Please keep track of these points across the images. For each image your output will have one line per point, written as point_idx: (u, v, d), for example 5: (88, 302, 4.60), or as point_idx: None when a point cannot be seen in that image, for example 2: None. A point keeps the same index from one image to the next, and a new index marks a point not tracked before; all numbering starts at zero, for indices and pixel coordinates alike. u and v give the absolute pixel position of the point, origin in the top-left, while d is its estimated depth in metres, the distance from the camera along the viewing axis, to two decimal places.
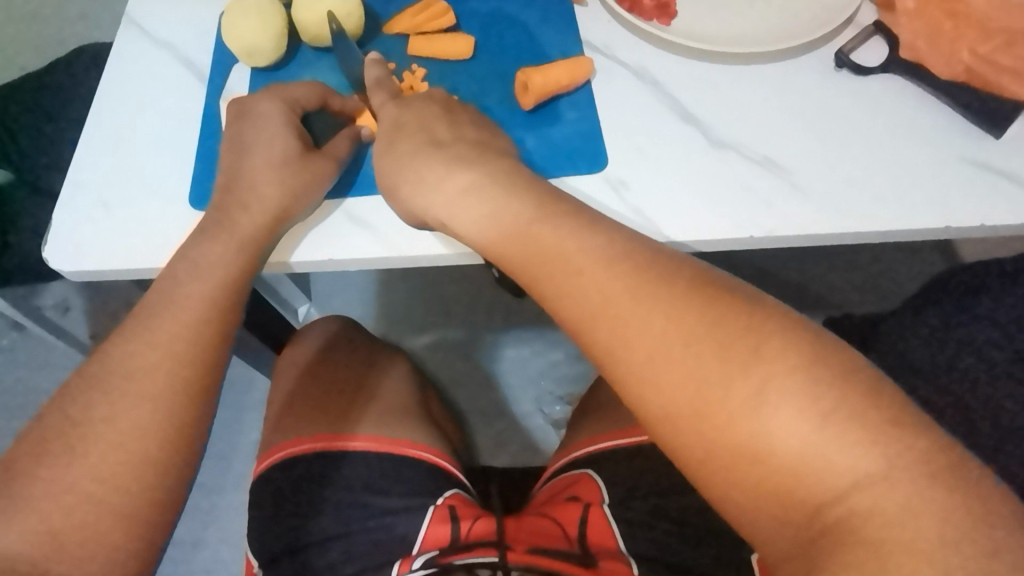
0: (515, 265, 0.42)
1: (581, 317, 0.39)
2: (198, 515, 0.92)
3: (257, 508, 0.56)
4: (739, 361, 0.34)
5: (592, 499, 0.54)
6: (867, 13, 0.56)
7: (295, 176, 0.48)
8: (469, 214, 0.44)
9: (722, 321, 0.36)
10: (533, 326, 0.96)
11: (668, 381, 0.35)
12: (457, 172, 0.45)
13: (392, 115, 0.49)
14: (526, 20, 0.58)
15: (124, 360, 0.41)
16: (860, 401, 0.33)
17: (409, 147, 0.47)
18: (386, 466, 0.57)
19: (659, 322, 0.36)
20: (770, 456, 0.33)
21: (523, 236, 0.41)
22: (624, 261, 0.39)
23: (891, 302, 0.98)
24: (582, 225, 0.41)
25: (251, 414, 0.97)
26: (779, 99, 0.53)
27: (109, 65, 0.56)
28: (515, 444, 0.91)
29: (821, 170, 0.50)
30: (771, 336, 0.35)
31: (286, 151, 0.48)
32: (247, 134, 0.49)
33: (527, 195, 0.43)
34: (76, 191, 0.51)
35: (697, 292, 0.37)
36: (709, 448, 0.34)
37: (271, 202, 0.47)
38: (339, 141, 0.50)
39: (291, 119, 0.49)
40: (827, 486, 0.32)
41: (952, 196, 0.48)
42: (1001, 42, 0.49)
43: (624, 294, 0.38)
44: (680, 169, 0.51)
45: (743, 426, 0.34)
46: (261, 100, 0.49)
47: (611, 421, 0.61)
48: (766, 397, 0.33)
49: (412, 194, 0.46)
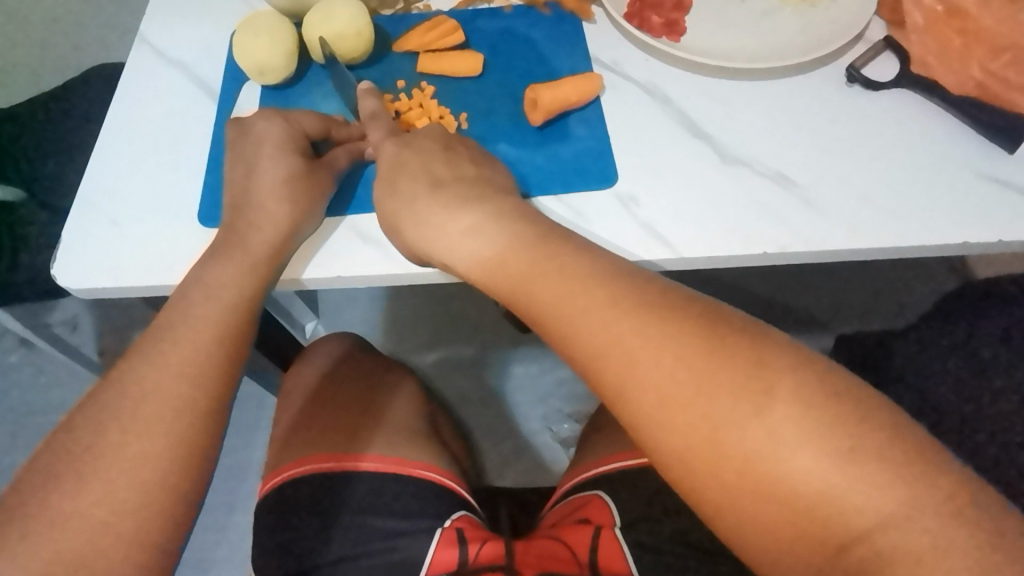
0: (520, 303, 0.41)
1: (591, 351, 0.38)
2: (208, 534, 0.91)
3: (263, 528, 0.55)
4: (752, 393, 0.34)
5: (603, 522, 0.53)
6: (877, 29, 0.56)
7: (302, 194, 0.48)
8: (470, 255, 0.43)
9: (734, 352, 0.35)
10: (541, 344, 0.95)
11: (676, 409, 0.35)
12: (456, 212, 0.44)
13: (393, 155, 0.48)
14: (535, 37, 0.58)
15: (134, 383, 0.41)
16: (884, 424, 0.32)
17: (410, 187, 0.46)
18: (396, 487, 0.56)
19: (667, 355, 0.36)
20: (785, 484, 0.32)
21: (530, 266, 0.41)
22: (626, 292, 0.38)
23: (906, 319, 0.97)
24: (592, 256, 0.41)
25: (260, 432, 0.97)
26: (789, 115, 0.53)
27: (121, 85, 0.57)
28: (522, 463, 0.90)
29: (835, 186, 0.49)
30: (790, 371, 0.34)
31: (292, 167, 0.48)
32: (253, 152, 0.49)
33: (531, 231, 0.43)
34: (87, 210, 0.51)
35: (708, 324, 0.36)
36: (731, 484, 0.33)
37: (282, 219, 0.47)
38: (340, 155, 0.50)
39: (293, 137, 0.49)
40: (850, 519, 0.31)
41: (969, 210, 0.48)
42: (1009, 58, 0.49)
43: (627, 328, 0.37)
44: (689, 186, 0.50)
45: (757, 455, 0.33)
46: (262, 120, 0.50)
47: (621, 440, 0.60)
48: (782, 429, 0.33)
49: (416, 232, 0.45)
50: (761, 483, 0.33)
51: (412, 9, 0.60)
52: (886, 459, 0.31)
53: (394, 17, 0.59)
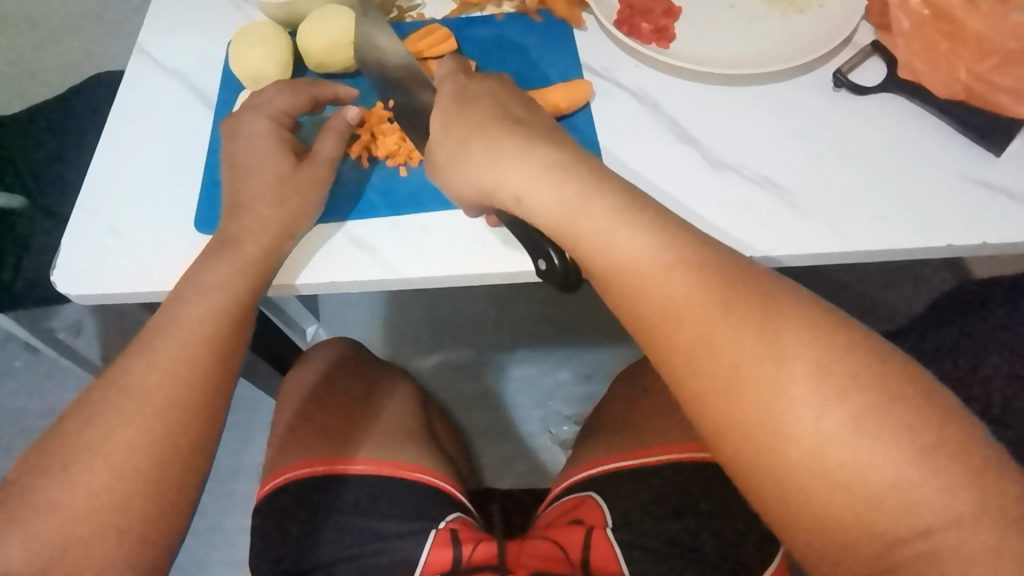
0: (587, 251, 0.41)
1: (657, 312, 0.38)
2: (207, 537, 0.92)
3: (257, 531, 0.56)
4: (820, 374, 0.34)
5: (594, 523, 0.53)
6: (864, 34, 0.56)
7: (295, 195, 0.48)
8: (545, 198, 0.42)
9: (804, 323, 0.36)
10: (541, 347, 0.96)
11: (756, 374, 0.35)
12: (534, 152, 0.43)
13: (462, 86, 0.49)
14: (527, 45, 0.58)
15: (123, 389, 0.41)
16: (856, 429, 0.33)
17: (485, 119, 0.46)
18: (386, 488, 0.56)
19: (755, 328, 0.36)
20: (834, 475, 0.33)
21: (613, 217, 0.40)
22: (707, 259, 0.38)
23: (903, 320, 0.97)
24: (660, 221, 0.40)
25: (259, 435, 0.97)
26: (796, 118, 0.53)
27: (121, 94, 0.58)
28: (520, 465, 0.90)
29: (820, 190, 0.50)
30: (872, 361, 0.34)
31: (281, 167, 0.49)
32: (244, 154, 0.49)
33: (611, 183, 0.41)
34: (86, 219, 0.52)
35: (781, 303, 0.37)
36: (788, 457, 0.34)
37: (277, 220, 0.48)
38: (327, 143, 0.50)
39: (279, 131, 0.50)
40: (885, 520, 0.32)
41: (952, 215, 0.48)
42: (997, 62, 0.49)
43: (708, 291, 0.37)
44: (686, 187, 0.51)
45: (821, 439, 0.33)
46: (248, 119, 0.50)
47: (617, 441, 0.60)
48: (867, 423, 0.33)
49: (487, 173, 0.44)
50: (798, 460, 0.34)
51: (406, 17, 0.60)
52: (880, 451, 0.33)
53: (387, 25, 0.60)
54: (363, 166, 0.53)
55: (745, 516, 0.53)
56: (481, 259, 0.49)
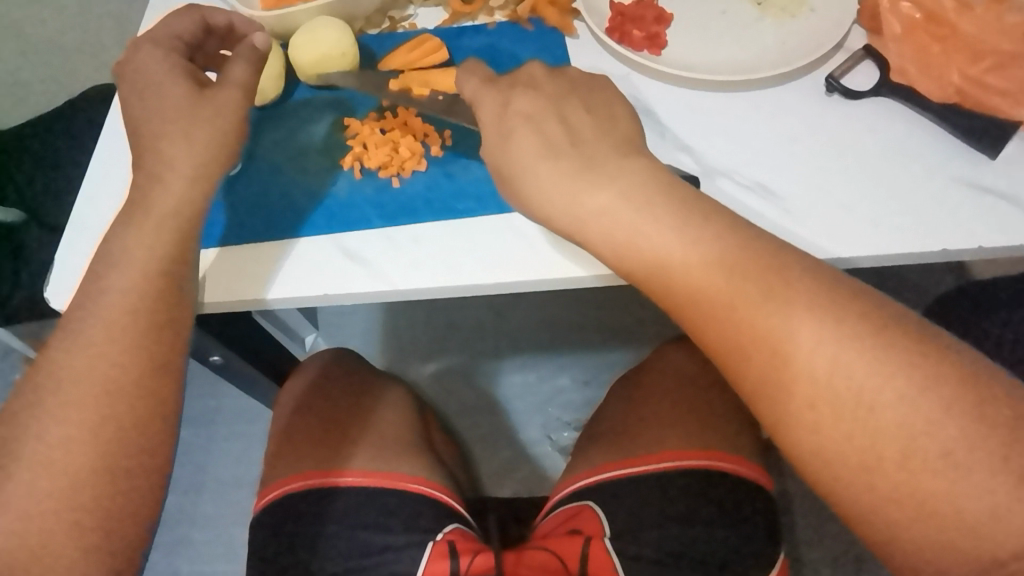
0: (627, 253, 0.41)
1: (705, 312, 0.38)
2: (204, 549, 0.92)
3: (254, 544, 0.56)
4: (876, 366, 0.34)
5: (592, 532, 0.54)
6: (856, 37, 0.56)
7: (198, 122, 0.45)
8: (582, 198, 0.42)
9: (860, 316, 0.35)
10: (541, 353, 0.96)
11: (807, 370, 0.35)
12: (574, 153, 0.43)
13: (497, 93, 0.46)
14: (520, 54, 0.58)
15: None
16: (863, 427, 0.34)
17: (519, 120, 0.44)
18: (382, 498, 0.56)
19: (812, 321, 0.36)
20: (859, 469, 0.35)
21: (656, 216, 0.40)
22: (750, 256, 0.38)
23: None
24: (703, 220, 0.39)
25: (256, 446, 0.97)
26: (795, 121, 0.53)
27: (114, 108, 0.58)
28: (521, 472, 0.89)
29: (815, 196, 0.50)
30: (926, 348, 0.34)
31: (181, 95, 0.45)
32: (138, 88, 0.46)
33: (652, 180, 0.41)
34: (82, 235, 0.52)
35: (830, 295, 0.36)
36: (853, 453, 0.34)
37: (184, 157, 0.44)
38: (233, 65, 0.47)
39: (170, 56, 0.47)
40: (891, 511, 0.34)
41: (947, 219, 0.48)
42: (991, 63, 0.50)
43: (752, 287, 0.37)
44: (728, 191, 0.51)
45: (876, 428, 0.34)
46: (138, 48, 0.47)
47: (615, 448, 0.60)
48: (925, 410, 0.33)
49: (525, 176, 0.44)
50: (847, 453, 0.35)
51: (397, 28, 0.60)
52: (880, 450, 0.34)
53: (380, 36, 0.60)
54: (357, 177, 0.53)
55: (745, 522, 0.53)
56: (479, 269, 0.49)
